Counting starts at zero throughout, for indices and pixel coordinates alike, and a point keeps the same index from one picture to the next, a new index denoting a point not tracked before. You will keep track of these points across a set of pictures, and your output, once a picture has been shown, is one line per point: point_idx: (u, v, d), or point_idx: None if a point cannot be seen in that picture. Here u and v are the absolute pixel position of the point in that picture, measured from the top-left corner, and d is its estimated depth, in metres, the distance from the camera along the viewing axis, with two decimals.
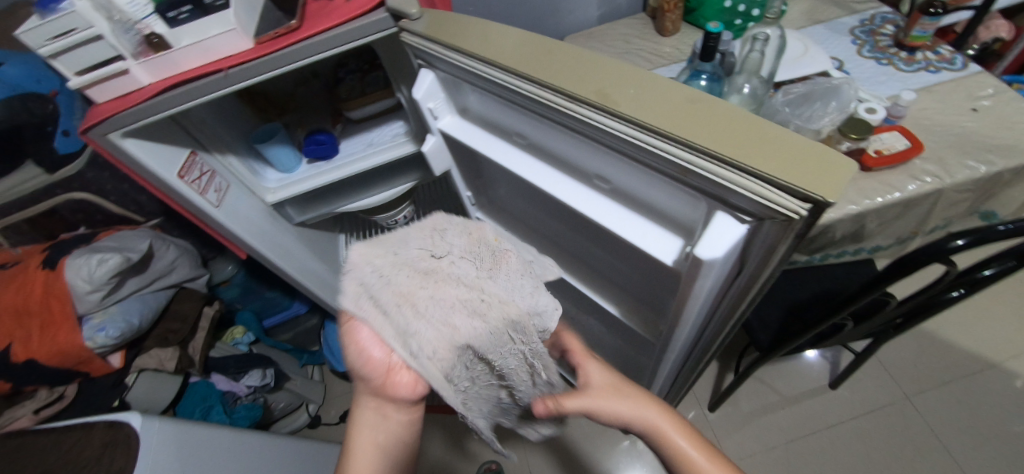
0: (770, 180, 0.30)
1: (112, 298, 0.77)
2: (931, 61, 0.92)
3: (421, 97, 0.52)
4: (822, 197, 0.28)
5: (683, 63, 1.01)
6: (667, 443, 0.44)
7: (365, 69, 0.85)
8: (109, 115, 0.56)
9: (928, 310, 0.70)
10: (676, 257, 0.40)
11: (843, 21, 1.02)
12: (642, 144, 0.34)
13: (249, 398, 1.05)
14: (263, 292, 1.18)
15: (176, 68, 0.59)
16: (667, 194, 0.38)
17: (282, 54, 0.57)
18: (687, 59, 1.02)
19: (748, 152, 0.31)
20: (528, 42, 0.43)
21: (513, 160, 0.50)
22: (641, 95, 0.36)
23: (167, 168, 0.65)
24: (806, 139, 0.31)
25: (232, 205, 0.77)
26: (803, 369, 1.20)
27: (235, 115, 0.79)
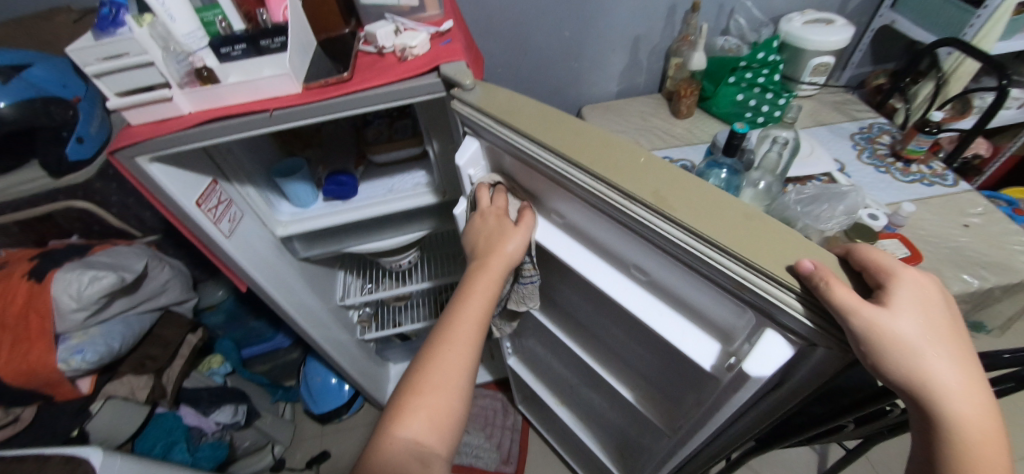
0: (807, 302, 0.32)
1: (97, 319, 0.73)
2: (925, 174, 0.98)
3: (463, 164, 0.53)
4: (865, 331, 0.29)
5: (695, 147, 1.06)
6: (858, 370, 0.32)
7: (394, 116, 0.86)
8: (143, 138, 0.55)
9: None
10: (714, 362, 0.39)
11: (844, 126, 1.10)
12: (699, 253, 0.35)
13: (216, 435, 0.98)
14: (248, 321, 1.12)
15: (220, 101, 0.59)
16: (708, 298, 0.39)
17: (327, 104, 0.57)
18: (699, 143, 1.07)
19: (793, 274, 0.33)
20: (579, 131, 0.45)
21: (549, 238, 0.51)
22: (695, 203, 0.37)
23: (187, 195, 0.64)
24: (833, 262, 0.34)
25: (243, 235, 0.75)
26: (791, 458, 1.18)
27: (260, 147, 0.79)
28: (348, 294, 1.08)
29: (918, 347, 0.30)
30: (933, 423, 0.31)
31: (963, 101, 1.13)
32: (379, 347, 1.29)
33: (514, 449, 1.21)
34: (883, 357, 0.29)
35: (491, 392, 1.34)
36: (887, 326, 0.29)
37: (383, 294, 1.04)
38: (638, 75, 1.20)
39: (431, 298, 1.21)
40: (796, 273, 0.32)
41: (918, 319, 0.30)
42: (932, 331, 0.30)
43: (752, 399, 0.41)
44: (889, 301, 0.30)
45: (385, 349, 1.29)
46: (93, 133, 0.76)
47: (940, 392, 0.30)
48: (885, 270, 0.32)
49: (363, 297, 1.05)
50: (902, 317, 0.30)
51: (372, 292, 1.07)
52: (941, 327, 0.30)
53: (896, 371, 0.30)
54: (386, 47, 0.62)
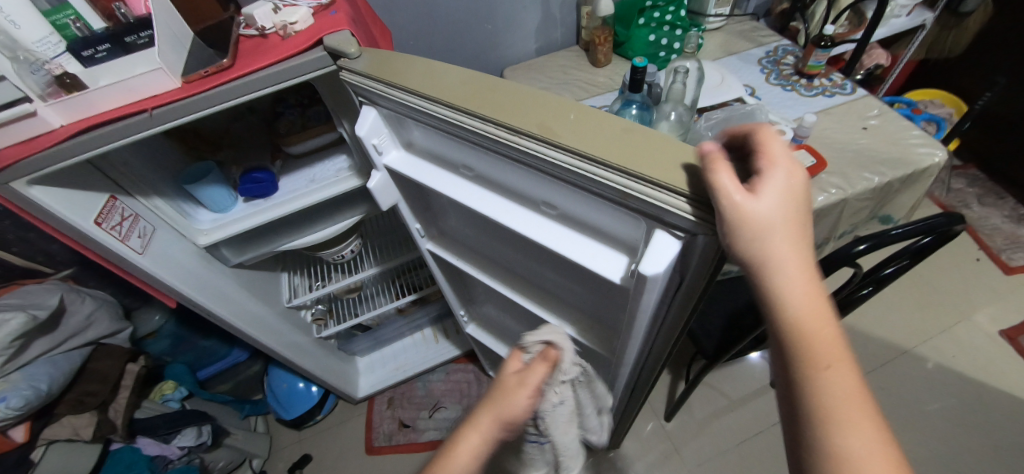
0: (692, 198, 0.34)
1: (15, 364, 0.68)
2: (827, 87, 1.04)
3: (365, 134, 0.52)
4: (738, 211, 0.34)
5: (616, 93, 1.08)
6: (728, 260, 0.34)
7: (305, 104, 0.84)
8: (14, 161, 0.51)
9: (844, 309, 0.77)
10: (621, 274, 0.43)
11: (752, 52, 1.14)
12: (586, 173, 0.37)
13: (184, 460, 0.97)
14: (196, 342, 1.09)
15: (93, 108, 0.54)
16: (607, 215, 0.42)
17: (210, 95, 0.54)
18: (619, 88, 1.09)
19: (676, 175, 0.35)
20: (466, 80, 0.46)
21: (461, 191, 0.52)
22: (577, 126, 0.39)
23: (83, 215, 0.60)
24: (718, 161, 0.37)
25: (159, 250, 0.71)
26: (746, 371, 1.28)
27: (160, 154, 0.75)
28: (297, 294, 1.06)
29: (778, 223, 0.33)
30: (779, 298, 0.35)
31: (857, 12, 1.19)
32: (341, 343, 1.27)
33: None
34: (746, 231, 0.32)
35: (463, 366, 1.37)
36: (751, 208, 0.32)
37: (332, 287, 1.04)
38: (554, 30, 1.20)
39: (386, 285, 1.24)
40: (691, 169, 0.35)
41: (777, 202, 0.33)
42: (788, 208, 0.34)
43: (665, 301, 0.44)
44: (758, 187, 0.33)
45: (348, 345, 1.28)
46: None
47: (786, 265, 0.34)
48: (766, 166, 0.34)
49: (313, 293, 1.04)
50: (763, 201, 0.33)
51: (321, 288, 1.06)
52: (793, 210, 0.34)
53: (758, 244, 0.33)
54: (267, 28, 0.59)
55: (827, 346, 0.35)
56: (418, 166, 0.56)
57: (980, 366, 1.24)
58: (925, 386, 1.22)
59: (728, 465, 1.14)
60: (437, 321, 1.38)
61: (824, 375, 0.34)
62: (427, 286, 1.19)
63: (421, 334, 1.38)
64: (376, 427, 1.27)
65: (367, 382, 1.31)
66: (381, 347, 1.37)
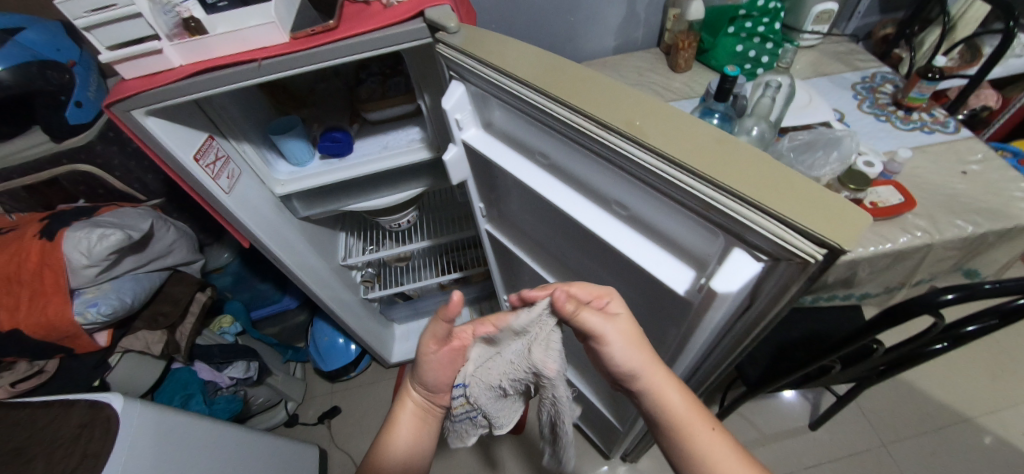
0: (784, 221, 0.32)
1: (107, 275, 0.76)
2: (927, 122, 0.96)
3: (450, 108, 0.54)
4: (838, 244, 0.30)
5: (693, 101, 1.05)
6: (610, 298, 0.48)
7: (386, 73, 0.87)
8: (136, 92, 0.56)
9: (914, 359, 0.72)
10: (687, 287, 0.41)
11: (847, 76, 1.07)
12: (670, 178, 0.36)
13: (230, 390, 1.05)
14: (254, 284, 1.17)
15: (209, 53, 0.58)
16: (683, 225, 0.41)
17: (313, 53, 0.57)
18: (696, 97, 1.06)
19: (769, 195, 0.33)
20: (560, 68, 0.46)
21: (533, 177, 0.53)
22: (668, 128, 0.38)
23: (184, 150, 0.65)
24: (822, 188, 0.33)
25: (242, 192, 0.77)
26: (784, 408, 1.23)
27: (254, 104, 0.80)
28: (351, 254, 1.12)
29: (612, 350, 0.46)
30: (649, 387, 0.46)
31: (971, 47, 1.09)
32: (382, 307, 1.33)
33: None
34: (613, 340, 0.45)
35: None
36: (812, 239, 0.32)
37: (384, 254, 1.09)
38: (636, 29, 1.17)
39: (432, 259, 1.28)
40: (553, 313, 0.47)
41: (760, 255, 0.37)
42: (620, 324, 0.46)
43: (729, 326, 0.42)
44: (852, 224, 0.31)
45: (388, 309, 1.34)
46: (91, 97, 0.80)
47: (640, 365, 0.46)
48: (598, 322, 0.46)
49: (365, 256, 1.09)
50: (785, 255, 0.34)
51: (374, 252, 1.11)
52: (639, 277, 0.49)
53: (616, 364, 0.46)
54: None
55: (691, 414, 0.45)
56: (495, 146, 0.57)
57: None
58: (985, 461, 1.11)
59: None
60: (474, 302, 1.40)
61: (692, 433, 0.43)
62: (471, 267, 1.23)
63: (457, 311, 1.42)
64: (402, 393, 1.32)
65: (400, 349, 1.36)
66: (418, 318, 1.42)
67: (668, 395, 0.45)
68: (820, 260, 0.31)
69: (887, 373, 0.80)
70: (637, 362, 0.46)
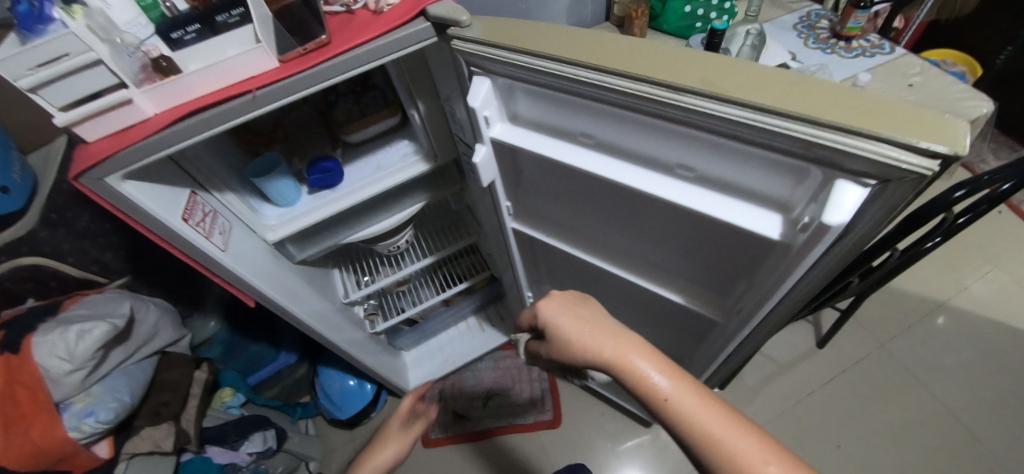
0: (893, 142, 0.32)
1: (95, 376, 0.65)
2: (867, 48, 1.03)
3: (479, 105, 0.51)
4: (953, 152, 0.31)
5: None
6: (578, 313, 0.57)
7: (358, 90, 0.80)
8: (109, 154, 0.48)
9: (908, 261, 0.75)
10: (781, 231, 0.42)
11: (785, 19, 1.12)
12: (762, 126, 0.36)
13: (251, 466, 0.95)
14: (247, 346, 1.08)
15: (188, 93, 0.50)
16: (764, 172, 0.41)
17: (312, 73, 0.51)
18: None
19: (868, 121, 0.33)
20: (601, 41, 0.44)
21: (581, 160, 0.51)
22: (741, 79, 0.38)
23: (171, 212, 0.57)
24: (909, 105, 0.35)
25: (237, 247, 0.69)
26: (792, 336, 1.31)
27: (226, 148, 0.71)
28: (349, 291, 1.05)
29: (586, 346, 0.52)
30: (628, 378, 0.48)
31: None
32: (388, 338, 1.26)
33: (547, 399, 1.27)
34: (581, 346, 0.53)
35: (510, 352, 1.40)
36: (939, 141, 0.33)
37: (385, 282, 1.03)
38: (585, 7, 1.17)
39: (430, 277, 1.24)
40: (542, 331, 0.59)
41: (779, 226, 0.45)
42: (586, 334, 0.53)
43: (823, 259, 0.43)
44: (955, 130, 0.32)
45: (395, 338, 1.28)
46: (18, 179, 0.66)
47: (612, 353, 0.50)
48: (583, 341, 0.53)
49: (365, 290, 1.03)
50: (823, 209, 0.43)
51: (372, 284, 1.05)
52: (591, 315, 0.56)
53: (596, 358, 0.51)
54: (354, 3, 0.57)
55: (681, 390, 0.45)
56: (530, 137, 0.55)
57: (1011, 313, 1.29)
58: (962, 337, 1.26)
59: (786, 427, 1.18)
60: (480, 310, 1.36)
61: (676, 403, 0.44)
62: (475, 274, 1.19)
63: (465, 323, 1.37)
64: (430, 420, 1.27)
65: (417, 375, 1.30)
66: (426, 339, 1.35)
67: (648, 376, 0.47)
68: (935, 171, 0.32)
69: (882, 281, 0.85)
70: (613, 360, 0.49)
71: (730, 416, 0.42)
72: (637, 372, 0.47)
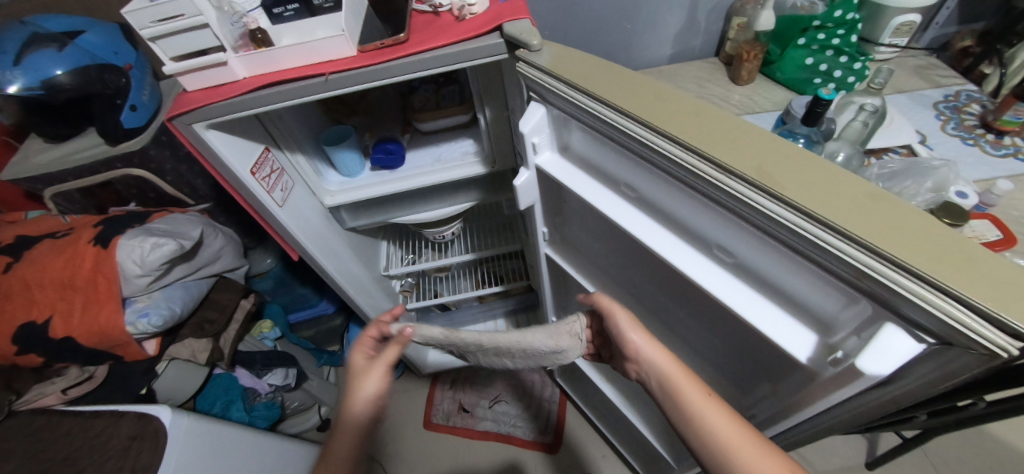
0: (966, 304, 0.27)
1: (159, 283, 0.76)
2: (1021, 148, 0.85)
3: (528, 131, 0.50)
4: None
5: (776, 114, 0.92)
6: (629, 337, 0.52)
7: (440, 81, 0.83)
8: (199, 105, 0.54)
9: (1003, 413, 0.61)
10: (811, 355, 0.36)
11: (927, 93, 0.97)
12: (812, 237, 0.32)
13: (268, 396, 1.05)
14: (295, 287, 1.16)
15: (274, 64, 0.55)
16: (807, 282, 0.36)
17: (384, 67, 0.54)
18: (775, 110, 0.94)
19: (943, 269, 0.28)
20: (664, 98, 0.41)
21: (619, 212, 0.48)
22: (803, 177, 0.34)
23: (241, 163, 0.63)
24: (1005, 262, 0.28)
25: (295, 205, 0.75)
26: (838, 445, 1.16)
27: (309, 114, 0.77)
28: (391, 264, 1.10)
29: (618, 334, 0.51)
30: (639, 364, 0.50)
31: None
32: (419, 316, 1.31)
33: (551, 421, 1.25)
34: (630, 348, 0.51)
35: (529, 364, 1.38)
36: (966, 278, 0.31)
37: (425, 266, 1.06)
38: (695, 38, 1.09)
39: (471, 270, 1.24)
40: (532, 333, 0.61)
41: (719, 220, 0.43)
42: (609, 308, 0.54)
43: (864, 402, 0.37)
44: None
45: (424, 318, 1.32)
46: (145, 101, 0.79)
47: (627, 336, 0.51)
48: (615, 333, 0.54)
49: (406, 268, 1.07)
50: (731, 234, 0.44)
51: (414, 263, 1.09)
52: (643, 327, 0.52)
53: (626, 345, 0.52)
54: (442, 6, 0.58)
55: (680, 378, 0.45)
56: (575, 174, 0.53)
57: None
58: None
59: None
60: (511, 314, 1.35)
61: (694, 407, 0.43)
62: (511, 279, 1.18)
63: (493, 323, 1.34)
64: (434, 404, 1.31)
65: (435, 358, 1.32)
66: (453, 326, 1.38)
67: (654, 359, 0.48)
68: (1012, 354, 0.26)
69: (967, 426, 0.69)
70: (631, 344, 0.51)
71: (746, 429, 0.41)
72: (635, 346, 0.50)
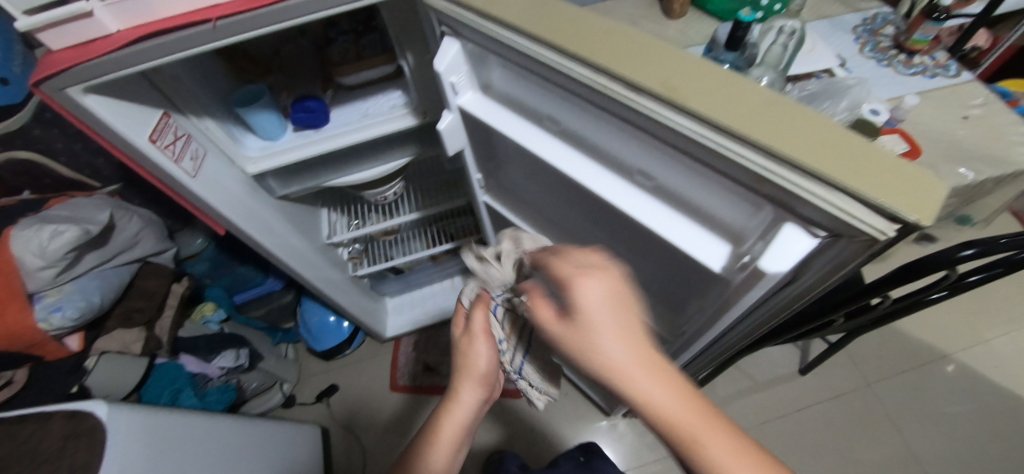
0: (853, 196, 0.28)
1: (69, 275, 0.70)
2: (929, 66, 0.91)
3: (444, 70, 0.47)
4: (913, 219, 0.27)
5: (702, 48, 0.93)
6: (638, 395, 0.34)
7: (360, 30, 0.76)
8: (73, 64, 0.47)
9: (907, 308, 0.67)
10: (723, 263, 0.39)
11: (846, 18, 0.99)
12: (716, 145, 0.32)
13: (222, 379, 1.00)
14: (235, 267, 1.09)
15: (151, 13, 0.48)
16: (717, 195, 0.37)
17: (281, 8, 0.49)
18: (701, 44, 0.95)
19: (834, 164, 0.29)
20: (575, 19, 0.40)
21: (544, 148, 0.48)
22: (709, 89, 0.34)
23: (138, 131, 0.57)
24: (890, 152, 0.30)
25: (210, 174, 0.69)
26: (776, 357, 1.27)
27: (213, 73, 0.70)
28: (335, 231, 1.06)
29: (610, 378, 0.35)
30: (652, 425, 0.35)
31: None
32: (373, 282, 1.29)
33: None
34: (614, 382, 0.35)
35: None
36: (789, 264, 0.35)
37: (371, 229, 1.03)
38: None
39: (421, 230, 1.22)
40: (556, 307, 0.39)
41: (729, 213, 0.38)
42: (605, 309, 0.35)
43: (765, 304, 0.41)
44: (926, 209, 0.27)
45: (379, 284, 1.30)
46: (19, 72, 0.67)
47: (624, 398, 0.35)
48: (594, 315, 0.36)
49: (351, 233, 1.03)
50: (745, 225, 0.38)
51: (359, 228, 1.05)
52: (641, 349, 0.35)
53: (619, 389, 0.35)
54: None
55: (733, 458, 0.33)
56: (500, 112, 0.51)
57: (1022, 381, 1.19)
58: (960, 391, 1.19)
59: None
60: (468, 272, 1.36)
61: None
62: (463, 236, 1.17)
63: (450, 281, 1.36)
64: (400, 367, 1.32)
65: (395, 323, 1.33)
66: (411, 290, 1.37)
67: (707, 456, 0.33)
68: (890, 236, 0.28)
69: (881, 323, 0.76)
70: (615, 373, 0.35)
71: None
72: (647, 401, 0.34)
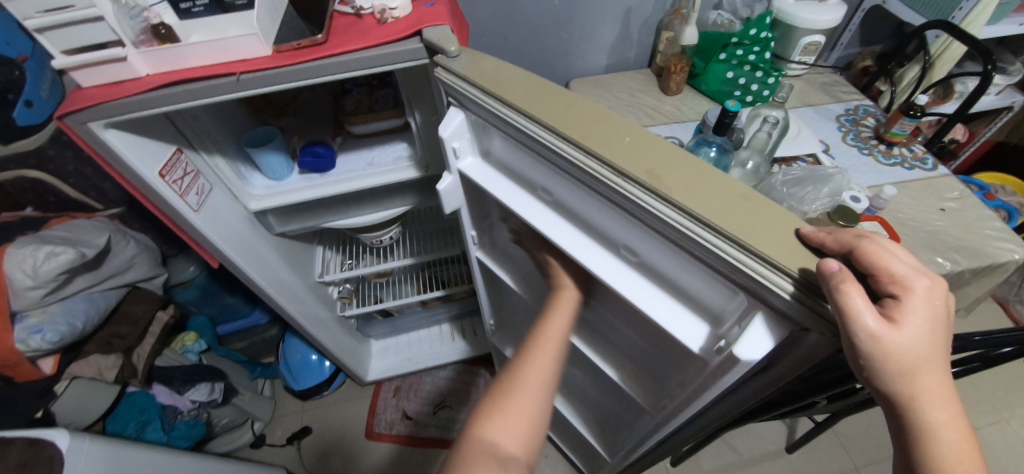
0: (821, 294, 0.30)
1: (56, 295, 0.70)
2: (907, 158, 0.95)
3: (448, 135, 0.50)
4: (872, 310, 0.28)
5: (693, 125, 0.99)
6: (908, 378, 0.31)
7: (374, 84, 0.80)
8: (95, 103, 0.50)
9: None
10: (702, 345, 0.39)
11: (831, 107, 1.06)
12: (692, 235, 0.34)
13: (191, 414, 0.97)
14: (223, 298, 1.09)
15: (182, 62, 0.52)
16: (697, 278, 0.39)
17: (298, 68, 0.53)
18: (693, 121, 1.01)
19: (800, 262, 0.31)
20: (570, 104, 0.43)
21: (535, 215, 0.50)
22: (688, 180, 0.36)
23: (149, 165, 0.59)
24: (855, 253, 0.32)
25: (212, 208, 0.71)
26: (764, 432, 1.24)
27: (230, 114, 0.74)
28: (328, 270, 1.07)
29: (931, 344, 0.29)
30: (903, 423, 0.33)
31: (946, 85, 1.09)
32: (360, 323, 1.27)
33: None
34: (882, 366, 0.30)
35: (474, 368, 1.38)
36: (889, 342, 0.29)
37: (364, 271, 1.03)
38: (629, 49, 1.10)
39: (414, 274, 1.22)
40: (818, 272, 0.30)
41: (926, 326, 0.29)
42: (916, 302, 0.29)
43: (739, 384, 0.42)
44: (902, 318, 0.29)
45: (366, 326, 1.28)
46: (45, 95, 0.68)
47: (919, 390, 0.31)
48: (896, 274, 0.30)
49: (343, 273, 1.04)
50: (911, 328, 0.29)
51: (352, 269, 1.06)
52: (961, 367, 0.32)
53: (884, 376, 0.31)
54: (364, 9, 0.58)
55: (954, 440, 0.31)
56: (497, 177, 0.54)
57: None
58: None
59: None
60: (455, 319, 1.37)
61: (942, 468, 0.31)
62: (455, 284, 1.18)
63: (438, 328, 1.37)
64: (377, 413, 1.27)
65: (378, 366, 1.31)
66: (397, 334, 1.36)
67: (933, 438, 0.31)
68: None
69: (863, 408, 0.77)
70: (909, 366, 0.30)
71: None
72: (931, 403, 0.31)
